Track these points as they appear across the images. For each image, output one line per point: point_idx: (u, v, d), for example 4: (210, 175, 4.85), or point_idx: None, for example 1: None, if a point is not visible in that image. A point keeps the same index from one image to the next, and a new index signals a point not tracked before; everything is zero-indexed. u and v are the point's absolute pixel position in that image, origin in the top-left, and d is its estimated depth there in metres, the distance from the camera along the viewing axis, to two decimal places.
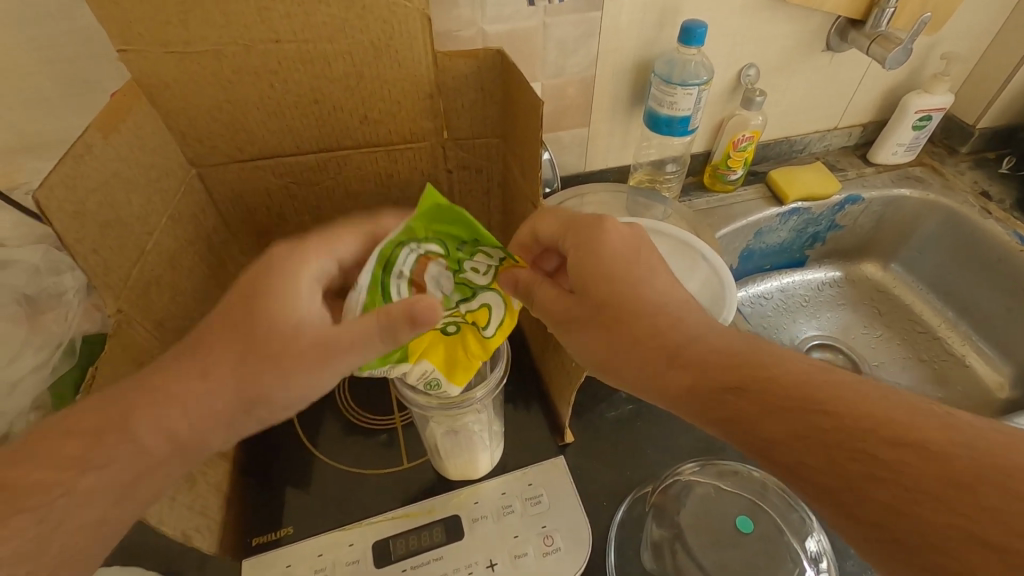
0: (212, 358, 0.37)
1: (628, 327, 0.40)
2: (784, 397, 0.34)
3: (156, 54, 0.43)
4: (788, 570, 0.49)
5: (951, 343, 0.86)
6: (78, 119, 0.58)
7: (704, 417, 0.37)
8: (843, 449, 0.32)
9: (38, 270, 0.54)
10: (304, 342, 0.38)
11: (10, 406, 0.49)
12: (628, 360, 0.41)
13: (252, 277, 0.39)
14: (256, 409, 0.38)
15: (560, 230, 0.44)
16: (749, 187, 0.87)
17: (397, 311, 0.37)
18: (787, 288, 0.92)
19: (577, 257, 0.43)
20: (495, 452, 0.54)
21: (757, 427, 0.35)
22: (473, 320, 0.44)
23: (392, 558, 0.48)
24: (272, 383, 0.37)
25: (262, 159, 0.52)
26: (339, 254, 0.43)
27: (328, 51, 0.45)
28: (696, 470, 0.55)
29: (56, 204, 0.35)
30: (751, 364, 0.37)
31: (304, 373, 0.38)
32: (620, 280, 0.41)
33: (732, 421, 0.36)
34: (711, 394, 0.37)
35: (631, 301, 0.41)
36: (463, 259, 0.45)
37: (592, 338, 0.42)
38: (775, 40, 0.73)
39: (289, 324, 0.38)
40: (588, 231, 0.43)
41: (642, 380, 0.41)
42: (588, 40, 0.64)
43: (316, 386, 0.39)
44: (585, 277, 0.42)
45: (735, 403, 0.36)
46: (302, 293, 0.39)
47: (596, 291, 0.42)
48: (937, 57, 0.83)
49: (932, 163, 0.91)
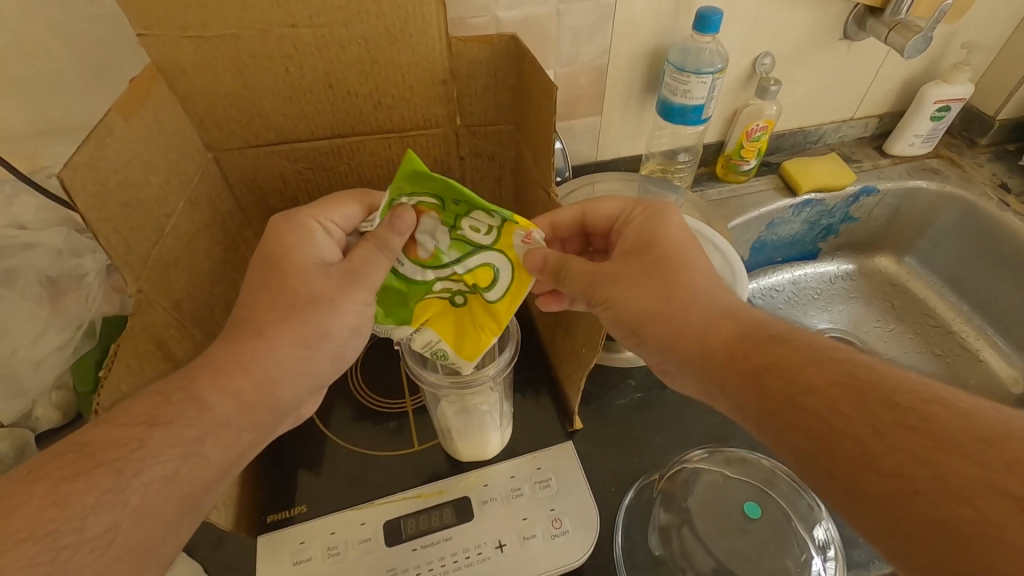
0: (260, 319, 0.41)
1: (681, 284, 0.41)
2: (824, 357, 0.33)
3: (174, 38, 0.43)
4: (796, 557, 0.50)
5: (966, 338, 0.85)
6: (97, 104, 0.59)
7: (733, 367, 0.36)
8: (873, 401, 0.30)
9: (60, 252, 0.55)
10: (331, 283, 0.42)
11: (33, 383, 0.52)
12: (669, 313, 0.40)
13: (266, 253, 0.43)
14: (319, 343, 0.42)
15: (630, 207, 0.49)
16: (762, 178, 0.86)
17: (393, 240, 0.42)
18: (799, 280, 0.92)
19: (644, 226, 0.46)
20: (506, 432, 0.55)
21: (796, 372, 0.33)
22: (474, 286, 0.45)
23: (403, 538, 0.49)
24: (323, 319, 0.41)
25: (277, 144, 0.53)
26: (332, 219, 0.46)
27: (342, 35, 0.46)
28: (705, 457, 0.56)
29: (80, 183, 0.36)
30: (781, 332, 0.36)
31: (347, 309, 0.42)
32: (683, 248, 0.43)
33: (768, 367, 0.34)
34: (742, 359, 0.36)
35: (688, 264, 0.42)
36: (461, 216, 0.43)
37: (639, 289, 0.42)
38: (793, 27, 0.72)
39: (312, 277, 0.43)
40: (663, 210, 0.47)
41: (684, 332, 0.39)
42: (603, 26, 0.64)
43: (358, 317, 0.43)
44: (651, 241, 0.45)
45: (773, 352, 0.35)
46: (313, 256, 0.44)
47: (659, 250, 0.44)
48: (957, 46, 0.81)
49: (950, 155, 0.90)
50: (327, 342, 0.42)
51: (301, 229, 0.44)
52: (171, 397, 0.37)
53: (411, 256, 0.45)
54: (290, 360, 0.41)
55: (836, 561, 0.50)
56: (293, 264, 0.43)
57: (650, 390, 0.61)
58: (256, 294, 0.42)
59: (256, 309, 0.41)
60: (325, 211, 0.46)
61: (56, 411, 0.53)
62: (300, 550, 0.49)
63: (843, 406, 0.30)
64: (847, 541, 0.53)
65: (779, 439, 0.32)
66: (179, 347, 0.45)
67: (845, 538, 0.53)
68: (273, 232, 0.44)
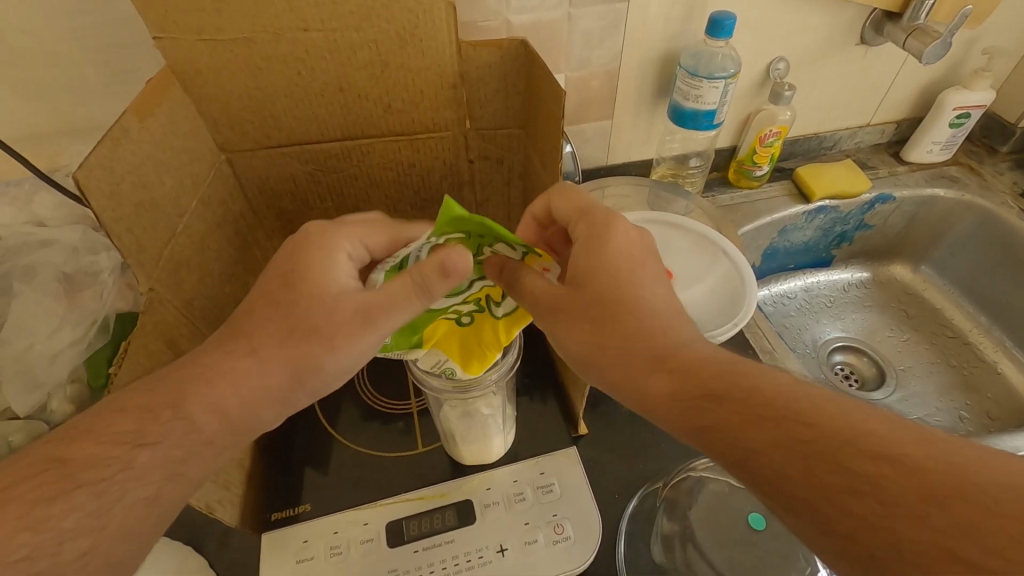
0: (263, 337, 0.41)
1: (625, 322, 0.40)
2: (762, 411, 0.34)
3: (189, 41, 0.44)
4: (801, 570, 0.49)
5: (983, 349, 0.83)
6: (114, 105, 0.60)
7: (678, 420, 0.37)
8: (815, 461, 0.31)
9: (77, 249, 0.56)
10: (344, 319, 0.40)
11: (49, 377, 0.52)
12: (612, 352, 0.40)
13: (291, 267, 0.42)
14: (308, 376, 0.41)
15: (574, 219, 0.44)
16: (775, 184, 0.85)
17: (435, 283, 0.39)
18: (812, 288, 0.91)
19: (584, 248, 0.42)
20: (508, 435, 0.55)
21: (734, 436, 0.34)
22: (485, 305, 0.46)
23: (405, 539, 0.49)
24: (320, 353, 0.41)
25: (288, 145, 0.53)
26: (368, 242, 0.45)
27: (354, 39, 0.46)
28: (710, 466, 0.55)
29: (94, 184, 0.37)
30: (733, 376, 0.36)
31: (348, 352, 0.41)
32: (624, 276, 0.41)
33: (708, 429, 0.35)
34: (694, 398, 0.36)
35: (632, 296, 0.40)
36: (484, 244, 0.42)
37: (581, 329, 0.41)
38: (808, 32, 0.71)
39: (327, 306, 0.41)
40: (601, 224, 0.43)
41: (624, 380, 0.39)
42: (615, 31, 0.64)
43: (359, 359, 0.42)
44: (590, 270, 0.41)
45: (718, 409, 0.35)
46: (333, 279, 0.42)
47: (592, 288, 0.41)
48: (978, 52, 0.80)
49: (970, 162, 0.88)
50: (314, 378, 0.42)
51: (327, 245, 0.43)
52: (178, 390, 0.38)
53: None
54: (276, 386, 0.41)
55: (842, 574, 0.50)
56: (314, 289, 0.41)
57: None
58: (263, 303, 0.42)
59: (265, 324, 0.41)
60: (363, 232, 0.45)
61: (70, 404, 0.53)
62: (303, 548, 0.49)
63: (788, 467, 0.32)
64: None
65: (766, 490, 0.32)
66: (188, 345, 0.46)
67: None
68: (295, 248, 0.43)
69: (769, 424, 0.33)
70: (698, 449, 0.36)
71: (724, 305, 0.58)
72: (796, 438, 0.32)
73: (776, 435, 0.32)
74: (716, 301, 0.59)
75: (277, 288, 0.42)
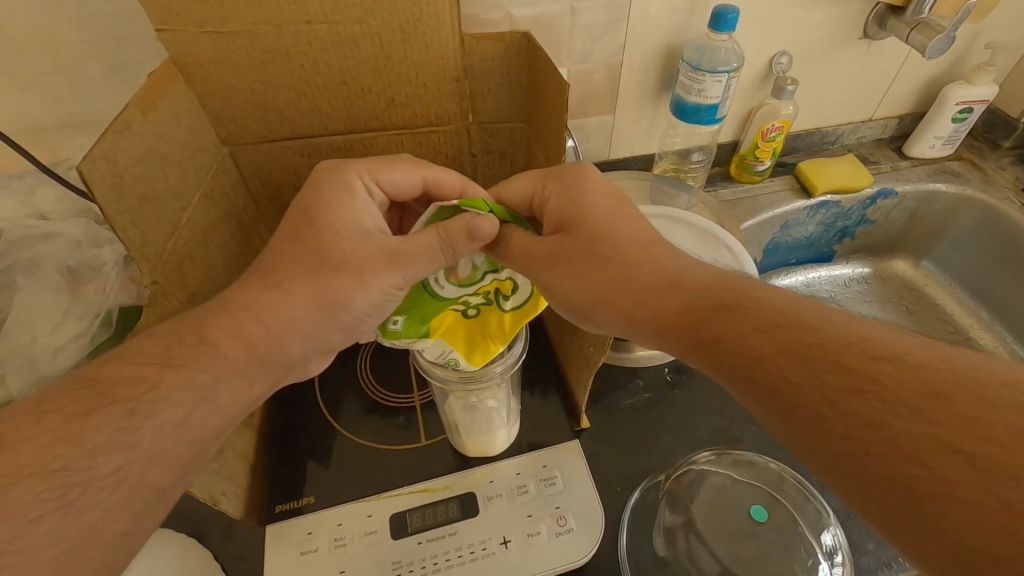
0: (287, 274, 0.43)
1: (625, 260, 0.42)
2: (775, 321, 0.34)
3: (191, 34, 0.44)
4: (802, 562, 0.49)
5: (983, 344, 0.84)
6: (116, 99, 0.60)
7: (684, 339, 0.37)
8: (822, 368, 0.31)
9: (80, 243, 0.57)
10: (371, 253, 0.44)
11: (52, 370, 0.52)
12: (620, 298, 0.41)
13: (307, 200, 0.46)
14: (336, 311, 0.44)
15: (541, 181, 0.47)
16: (777, 178, 0.85)
17: (461, 242, 0.43)
18: (813, 283, 0.91)
19: (567, 196, 0.45)
20: (512, 429, 0.55)
21: (743, 344, 0.34)
22: (493, 300, 0.48)
23: (409, 531, 0.50)
24: (349, 292, 0.43)
25: (291, 138, 0.53)
26: (379, 175, 0.47)
27: (357, 31, 0.46)
28: (712, 459, 0.56)
29: (98, 176, 0.37)
30: (744, 292, 0.37)
31: (375, 287, 0.44)
32: (615, 213, 0.45)
33: (718, 342, 0.35)
34: (698, 313, 0.37)
35: (629, 232, 0.43)
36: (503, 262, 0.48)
37: (587, 274, 0.43)
38: (812, 26, 0.71)
39: (351, 234, 0.45)
40: (571, 175, 0.46)
41: (631, 315, 0.41)
42: (618, 24, 0.63)
43: (383, 298, 0.44)
44: (578, 216, 0.44)
45: (723, 324, 0.36)
46: (353, 215, 0.45)
47: (589, 226, 0.44)
48: (981, 47, 0.79)
49: (971, 157, 0.88)
50: (342, 317, 0.44)
51: (341, 181, 0.46)
52: (183, 337, 0.39)
53: (448, 277, 0.48)
54: (304, 318, 0.43)
55: (844, 566, 0.49)
56: (333, 225, 0.45)
57: (659, 390, 0.61)
58: (286, 240, 0.45)
59: (293, 261, 0.44)
60: (374, 166, 0.47)
61: None
62: (307, 540, 0.49)
63: (793, 375, 0.32)
64: (855, 547, 0.52)
65: None
66: None
67: (853, 545, 0.52)
68: (314, 190, 0.46)
69: (772, 333, 0.33)
70: (704, 364, 0.36)
71: None
72: (808, 346, 0.32)
73: (784, 343, 0.33)
74: None
75: (295, 227, 0.45)
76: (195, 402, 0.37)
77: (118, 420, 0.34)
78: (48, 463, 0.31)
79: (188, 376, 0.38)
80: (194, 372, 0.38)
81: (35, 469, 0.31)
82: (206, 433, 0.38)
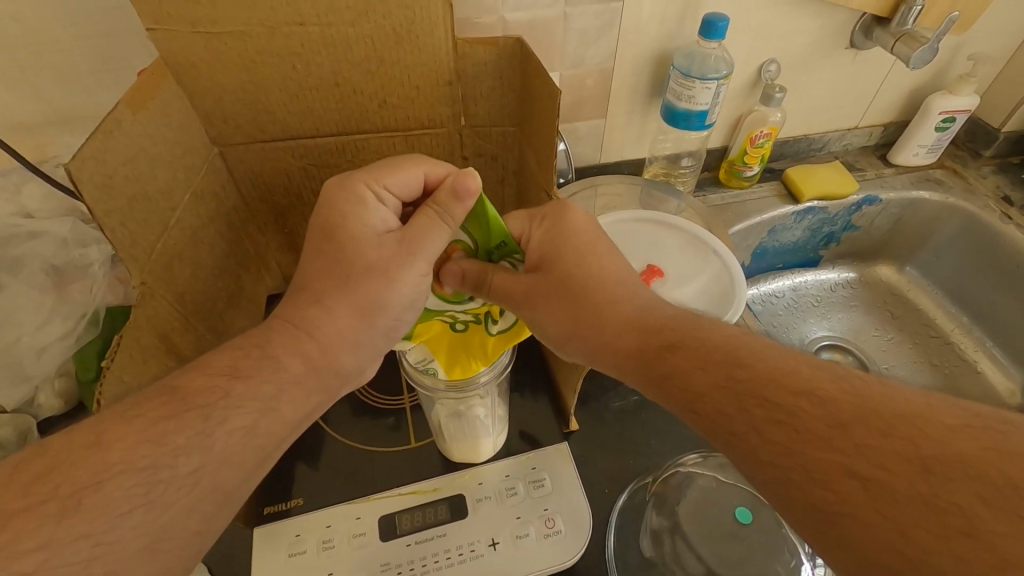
0: (322, 290, 0.43)
1: (593, 293, 0.43)
2: None
3: (184, 33, 0.44)
4: (785, 562, 0.51)
5: (964, 349, 0.85)
6: (104, 96, 0.59)
7: (641, 374, 0.40)
8: None
9: (66, 242, 0.56)
10: (389, 256, 0.43)
11: (36, 370, 0.52)
12: (586, 333, 0.43)
13: (326, 219, 0.44)
14: (375, 316, 0.43)
15: (527, 224, 0.46)
16: (765, 184, 0.87)
17: (455, 208, 0.43)
18: (799, 287, 0.92)
19: (550, 237, 0.45)
20: (499, 436, 0.55)
21: (691, 378, 0.37)
22: (480, 320, 0.49)
23: (398, 533, 0.50)
24: (380, 293, 0.42)
25: (282, 140, 0.53)
26: (387, 183, 0.45)
27: (349, 34, 0.46)
28: (698, 461, 0.56)
29: (87, 176, 0.36)
30: (689, 330, 0.40)
31: (406, 282, 0.43)
32: (587, 253, 0.45)
33: (669, 376, 0.38)
34: (651, 352, 0.40)
35: (598, 274, 0.44)
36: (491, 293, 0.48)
37: (558, 312, 0.44)
38: (800, 34, 0.72)
39: (372, 248, 0.43)
40: (555, 217, 0.46)
41: (596, 348, 0.43)
42: (609, 30, 0.64)
43: (415, 290, 0.44)
44: (556, 253, 0.45)
45: (689, 345, 0.38)
46: (369, 225, 0.44)
47: (564, 266, 0.44)
48: (964, 58, 0.81)
49: (953, 165, 0.90)
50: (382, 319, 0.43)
51: (352, 194, 0.44)
52: None
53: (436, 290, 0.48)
54: (346, 329, 0.42)
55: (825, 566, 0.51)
56: (357, 235, 0.44)
57: None
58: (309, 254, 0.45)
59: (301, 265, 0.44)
60: (381, 174, 0.45)
61: (58, 398, 0.53)
62: (295, 542, 0.49)
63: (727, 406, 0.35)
64: None
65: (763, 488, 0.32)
66: (180, 338, 0.46)
67: None
68: (327, 209, 0.44)
69: (731, 358, 0.36)
70: (656, 396, 0.39)
71: (713, 303, 0.59)
72: (755, 378, 0.34)
73: (741, 372, 0.35)
74: (704, 300, 0.59)
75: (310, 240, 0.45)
76: (262, 411, 0.38)
77: (185, 417, 0.35)
78: (114, 455, 0.33)
79: (257, 387, 0.38)
80: (261, 382, 0.39)
81: (45, 479, 0.31)
82: (270, 441, 0.38)
